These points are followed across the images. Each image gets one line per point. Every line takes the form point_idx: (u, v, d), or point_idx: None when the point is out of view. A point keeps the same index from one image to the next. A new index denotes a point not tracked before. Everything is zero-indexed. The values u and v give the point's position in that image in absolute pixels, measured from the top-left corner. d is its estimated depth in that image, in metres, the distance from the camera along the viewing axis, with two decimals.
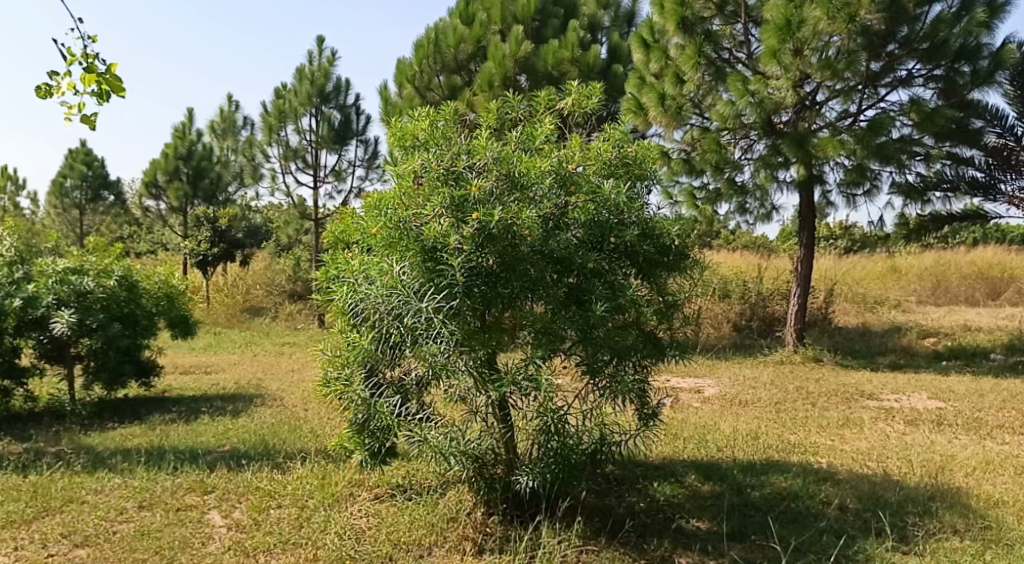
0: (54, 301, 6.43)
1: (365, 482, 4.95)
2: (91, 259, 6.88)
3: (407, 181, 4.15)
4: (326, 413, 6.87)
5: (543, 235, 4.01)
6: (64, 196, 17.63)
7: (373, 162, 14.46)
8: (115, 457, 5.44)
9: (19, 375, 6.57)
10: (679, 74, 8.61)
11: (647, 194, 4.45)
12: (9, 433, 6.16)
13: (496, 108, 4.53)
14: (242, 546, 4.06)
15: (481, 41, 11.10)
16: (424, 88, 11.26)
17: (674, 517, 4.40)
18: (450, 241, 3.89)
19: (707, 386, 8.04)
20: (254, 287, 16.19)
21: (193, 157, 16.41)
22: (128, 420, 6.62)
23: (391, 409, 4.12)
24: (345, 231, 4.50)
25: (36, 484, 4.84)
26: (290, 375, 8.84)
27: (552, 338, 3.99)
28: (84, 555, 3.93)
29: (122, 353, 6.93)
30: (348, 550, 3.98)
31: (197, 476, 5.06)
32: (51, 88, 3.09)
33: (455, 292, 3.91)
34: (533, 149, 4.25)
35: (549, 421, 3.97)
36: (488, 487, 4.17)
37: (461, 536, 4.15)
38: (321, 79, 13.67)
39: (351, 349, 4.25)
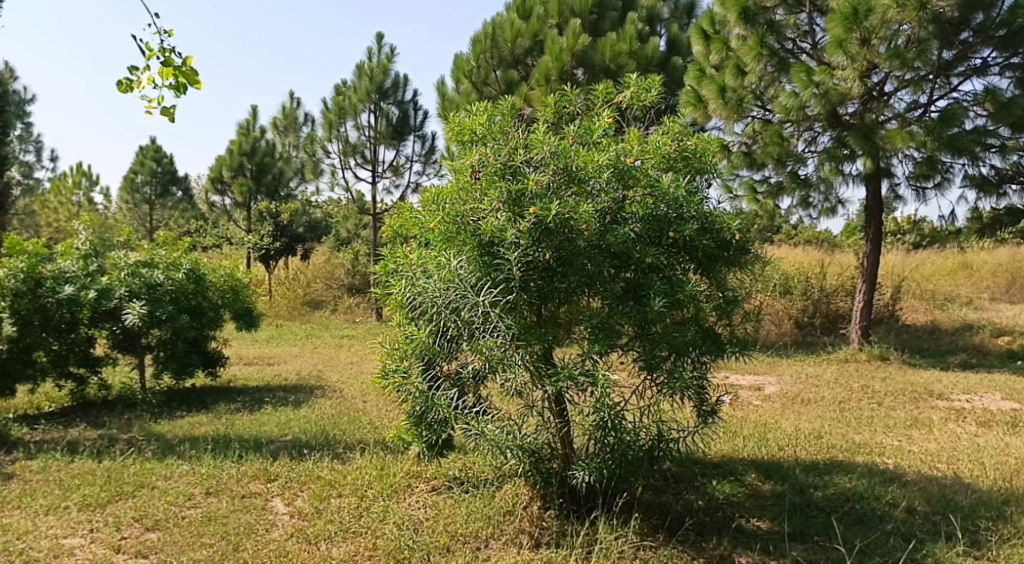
0: (126, 293, 6.68)
1: (423, 474, 5.01)
2: (161, 253, 7.11)
3: (465, 176, 4.19)
4: (385, 405, 6.98)
5: (600, 230, 3.98)
6: (136, 192, 18.29)
7: (430, 157, 14.58)
8: (183, 444, 5.63)
9: (94, 364, 6.85)
10: (740, 66, 8.44)
11: (707, 187, 4.38)
12: (84, 420, 6.43)
13: (553, 102, 4.53)
14: (304, 533, 4.16)
15: (537, 35, 11.07)
16: (481, 83, 11.30)
17: (733, 516, 4.33)
18: (507, 235, 3.92)
19: (768, 383, 7.90)
20: (314, 280, 16.53)
21: (257, 153, 16.83)
22: (195, 409, 6.83)
23: (448, 402, 4.15)
24: (403, 225, 4.53)
25: (110, 469, 5.03)
26: (350, 367, 9.00)
27: (609, 334, 3.94)
28: (154, 538, 4.07)
29: (190, 344, 7.16)
30: (406, 540, 4.03)
31: (261, 464, 5.20)
32: (131, 83, 3.20)
33: (512, 286, 3.93)
34: (591, 143, 4.23)
35: (606, 417, 3.92)
36: (544, 481, 4.20)
37: (517, 529, 4.20)
38: (380, 76, 13.82)
39: (409, 342, 4.30)
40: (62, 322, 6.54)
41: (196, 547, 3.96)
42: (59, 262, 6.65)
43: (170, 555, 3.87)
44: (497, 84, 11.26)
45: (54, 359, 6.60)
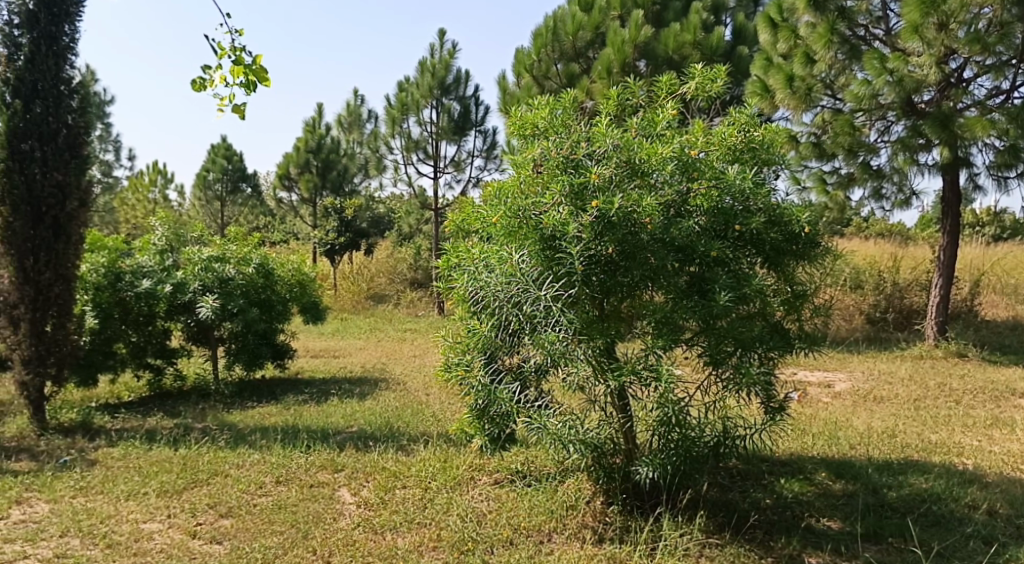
0: (201, 287, 6.92)
1: (486, 466, 5.05)
2: (232, 248, 7.32)
3: (527, 169, 4.18)
4: (447, 398, 7.04)
5: (663, 223, 3.93)
6: (208, 189, 18.90)
7: (491, 152, 14.64)
8: (255, 434, 5.79)
9: (170, 355, 7.12)
10: (809, 54, 8.17)
11: (774, 179, 4.30)
12: (161, 409, 6.68)
13: (616, 95, 4.47)
14: (370, 523, 4.24)
15: (599, 28, 10.98)
16: (542, 77, 11.30)
17: (803, 515, 4.25)
18: (569, 229, 3.89)
19: (838, 380, 7.69)
20: (378, 275, 16.78)
21: (322, 150, 17.17)
22: (266, 400, 7.02)
23: (511, 396, 4.18)
24: (465, 219, 4.55)
25: (185, 457, 5.22)
26: (413, 361, 9.11)
27: (673, 328, 3.90)
28: (228, 525, 4.21)
29: (260, 336, 7.36)
30: (470, 532, 4.08)
31: (328, 454, 5.32)
32: (205, 82, 3.29)
33: (574, 280, 3.93)
34: (654, 135, 4.18)
35: (670, 412, 3.87)
36: (607, 476, 4.18)
37: (580, 524, 4.20)
38: (441, 72, 13.91)
39: (471, 336, 4.33)
40: (140, 315, 6.82)
41: (268, 534, 4.08)
42: (137, 257, 6.94)
43: (243, 541, 3.99)
44: (558, 77, 11.23)
45: (133, 351, 6.88)
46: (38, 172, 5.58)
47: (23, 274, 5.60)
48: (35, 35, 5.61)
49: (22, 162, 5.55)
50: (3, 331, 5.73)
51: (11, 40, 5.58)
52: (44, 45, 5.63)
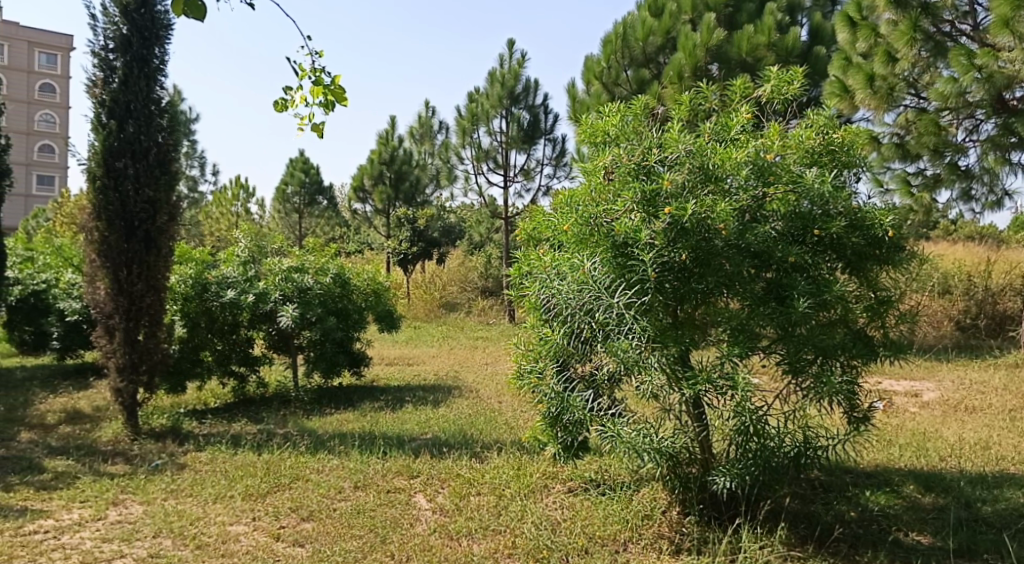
0: (281, 297, 7.16)
1: (559, 474, 5.05)
2: (310, 258, 7.54)
3: (598, 177, 4.17)
4: (519, 406, 7.07)
5: (738, 229, 3.88)
6: (286, 202, 19.52)
7: (561, 159, 14.66)
8: (333, 440, 5.94)
9: (253, 363, 7.36)
10: (890, 53, 7.83)
11: (855, 182, 4.19)
12: (245, 415, 6.92)
13: (688, 100, 4.44)
14: (446, 529, 4.29)
15: (670, 32, 10.87)
16: (611, 84, 11.23)
17: (890, 529, 4.09)
18: (642, 236, 3.85)
19: (926, 389, 7.38)
20: (450, 284, 16.98)
21: (395, 161, 17.50)
22: (343, 406, 7.19)
23: (584, 403, 4.17)
24: (537, 228, 4.57)
25: (269, 461, 5.40)
26: (486, 368, 9.18)
27: (749, 336, 3.83)
28: (309, 528, 4.32)
29: (337, 344, 7.55)
30: (545, 540, 4.08)
31: (404, 460, 5.42)
32: (286, 102, 3.40)
33: (647, 288, 3.88)
34: (727, 140, 4.13)
35: (747, 421, 3.81)
36: (683, 487, 4.10)
37: (656, 534, 4.15)
38: (511, 81, 14.04)
39: (544, 343, 4.32)
40: (225, 324, 7.09)
41: (347, 538, 4.17)
42: (222, 269, 7.22)
43: (324, 545, 4.09)
44: (627, 83, 11.15)
45: (218, 358, 7.16)
46: (131, 188, 5.87)
47: (117, 286, 5.90)
48: (128, 58, 5.92)
49: (116, 180, 5.85)
50: (99, 339, 6.05)
51: (107, 63, 5.90)
52: (136, 68, 5.93)
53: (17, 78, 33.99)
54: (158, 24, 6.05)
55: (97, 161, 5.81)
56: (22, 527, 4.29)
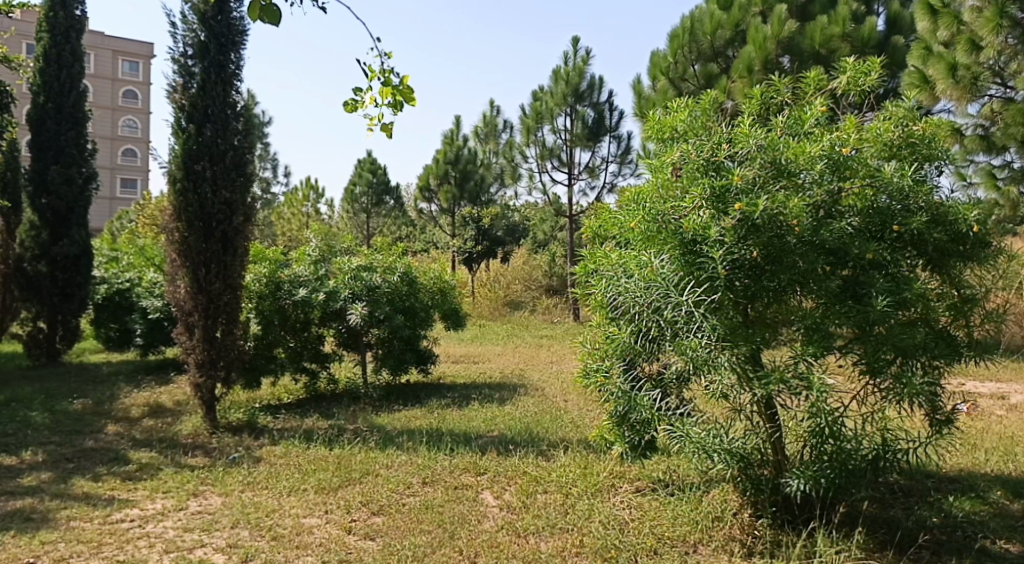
0: (350, 295, 7.27)
1: (626, 474, 5.01)
2: (378, 258, 7.67)
3: (666, 173, 4.12)
4: (586, 405, 7.05)
5: (813, 225, 3.77)
6: (355, 202, 19.89)
7: (626, 156, 14.56)
8: (402, 436, 6.03)
9: (324, 360, 7.53)
10: (974, 40, 7.40)
11: (937, 176, 4.03)
12: (317, 410, 7.09)
13: (759, 93, 4.32)
14: (513, 526, 4.31)
15: (739, 25, 10.66)
16: (677, 79, 11.08)
17: (976, 536, 3.93)
18: (711, 233, 3.78)
19: (1014, 392, 7.06)
20: (514, 282, 17.05)
21: (460, 162, 17.61)
22: (411, 403, 7.29)
23: (652, 403, 4.11)
24: (603, 226, 4.53)
25: (340, 456, 5.52)
26: (551, 367, 9.17)
27: (824, 335, 3.72)
28: (380, 523, 4.39)
29: (405, 342, 7.67)
30: (613, 540, 4.05)
31: (471, 457, 5.47)
32: (356, 103, 3.43)
33: (717, 285, 3.81)
34: (801, 134, 4.01)
35: (823, 423, 3.70)
36: (754, 489, 4.01)
37: (728, 536, 4.07)
38: (575, 79, 13.99)
39: (610, 341, 4.27)
40: (297, 322, 7.27)
41: (417, 532, 4.23)
42: (294, 268, 7.41)
43: (394, 539, 4.15)
44: (695, 79, 11.00)
45: (291, 355, 7.36)
46: (208, 190, 6.07)
47: (196, 285, 6.09)
48: (206, 64, 6.14)
49: (195, 182, 6.05)
50: (180, 336, 6.25)
51: (186, 69, 6.12)
52: (213, 74, 6.15)
53: (102, 86, 35.52)
54: (234, 31, 6.29)
55: (177, 164, 6.03)
56: (111, 515, 4.49)
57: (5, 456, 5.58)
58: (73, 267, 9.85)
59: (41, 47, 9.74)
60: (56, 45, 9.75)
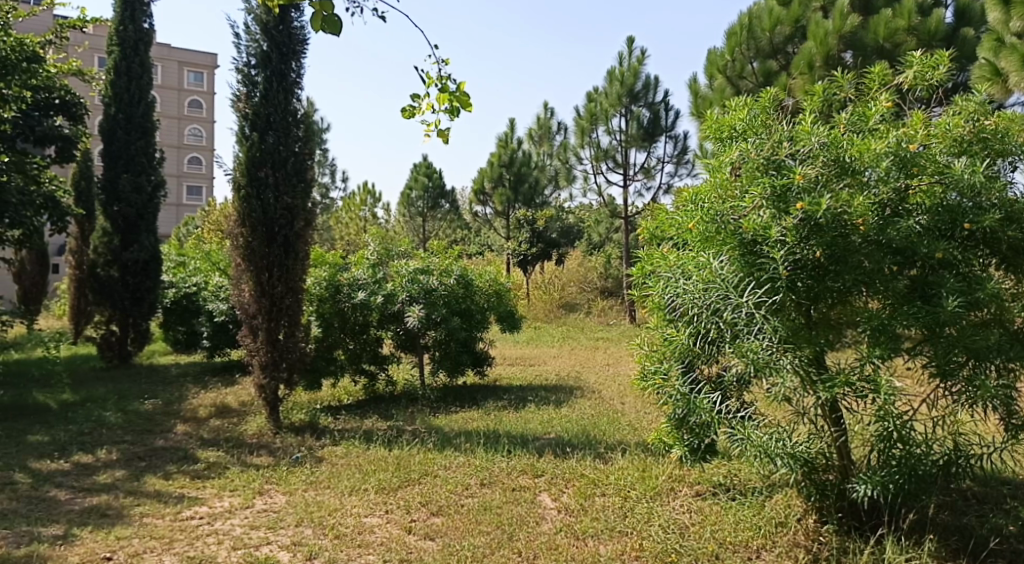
0: (408, 298, 7.38)
1: (686, 478, 4.95)
2: (435, 260, 7.77)
3: (724, 173, 4.06)
4: (642, 407, 7.00)
5: (878, 224, 3.68)
6: (411, 206, 20.12)
7: (682, 156, 14.40)
8: (459, 438, 6.08)
9: (382, 362, 7.63)
10: None
11: (1011, 171, 3.89)
12: (376, 411, 7.20)
13: (821, 90, 4.21)
14: (572, 528, 4.30)
15: (799, 21, 10.44)
16: (736, 77, 10.93)
17: None
18: (771, 233, 3.71)
19: None
20: (568, 284, 17.06)
21: (515, 164, 17.65)
22: (467, 405, 7.35)
23: (711, 405, 4.03)
24: (659, 226, 4.49)
25: (399, 457, 5.59)
26: (607, 369, 9.12)
27: (891, 336, 3.63)
28: (438, 523, 4.44)
29: (461, 344, 7.72)
30: (673, 544, 4.01)
31: (528, 459, 5.49)
32: (413, 110, 3.46)
33: (778, 287, 3.74)
34: (866, 131, 3.92)
35: (891, 426, 3.61)
36: (820, 494, 3.93)
37: (792, 542, 4.00)
38: (630, 79, 13.91)
39: (668, 343, 4.21)
40: (356, 324, 7.40)
41: (475, 533, 4.26)
42: (353, 271, 7.54)
43: (453, 539, 4.18)
44: (753, 76, 10.81)
45: (351, 357, 7.49)
46: (271, 196, 6.23)
47: (259, 288, 6.25)
48: (268, 73, 6.30)
49: (258, 188, 6.22)
50: (245, 338, 6.41)
51: (249, 79, 6.29)
52: (276, 82, 6.31)
53: (169, 97, 36.66)
54: (295, 40, 6.45)
55: (241, 171, 6.21)
56: (181, 512, 4.64)
57: (82, 454, 5.81)
58: (143, 272, 10.18)
59: (110, 61, 10.12)
60: (125, 58, 10.12)
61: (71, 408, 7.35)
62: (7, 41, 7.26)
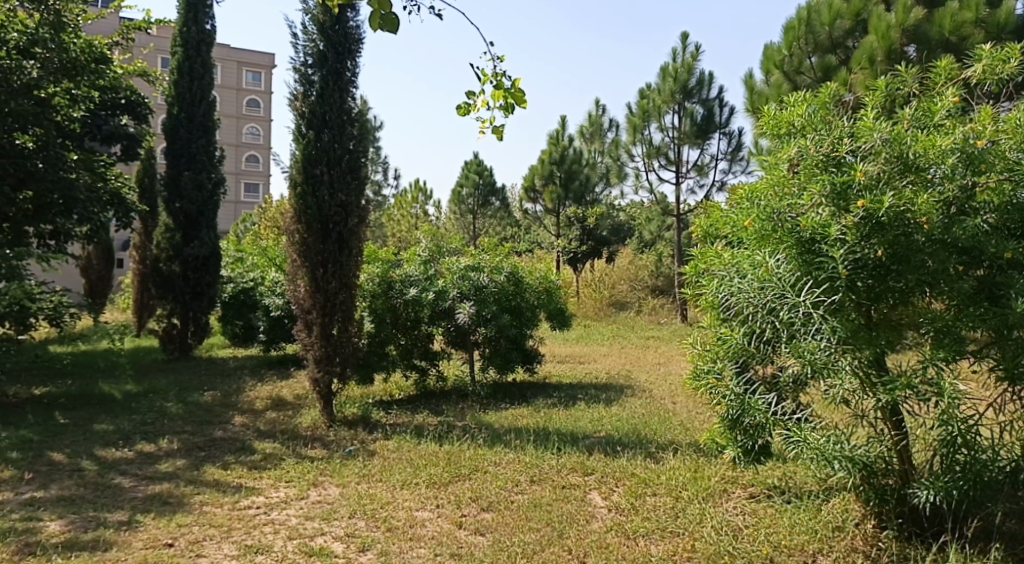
0: (458, 294, 7.41)
1: (739, 479, 4.88)
2: (485, 258, 7.81)
3: (782, 170, 3.97)
4: (694, 407, 6.92)
5: (944, 222, 3.56)
6: (462, 203, 20.25)
7: (736, 154, 14.19)
8: (510, 434, 6.10)
9: (433, 358, 7.70)
10: None
11: None
12: (427, 407, 7.26)
13: (884, 85, 4.10)
14: (623, 528, 4.28)
15: (860, 14, 10.18)
16: (793, 73, 10.71)
17: None
18: (831, 231, 3.62)
19: None
20: (619, 282, 16.96)
21: (566, 161, 17.46)
22: (517, 402, 7.36)
23: (766, 407, 3.91)
24: (713, 225, 4.41)
25: (450, 452, 5.64)
26: (658, 368, 9.04)
27: (956, 339, 3.54)
28: (489, 518, 4.46)
29: (511, 341, 7.75)
30: (727, 546, 3.95)
31: (578, 457, 5.47)
32: (469, 107, 3.48)
33: (837, 286, 3.64)
34: (931, 126, 3.80)
35: (955, 431, 3.53)
36: (879, 499, 3.85)
37: (850, 547, 3.91)
38: (684, 75, 13.74)
39: (722, 343, 4.12)
40: (408, 320, 7.46)
41: (526, 530, 4.26)
42: (405, 268, 7.60)
43: (503, 535, 4.20)
44: (812, 71, 10.58)
45: (402, 353, 7.56)
46: (326, 193, 6.33)
47: (314, 284, 6.35)
48: (325, 73, 6.40)
49: (314, 185, 6.32)
50: (300, 332, 6.53)
51: (306, 78, 6.41)
52: (332, 81, 6.41)
53: (228, 96, 37.53)
54: (351, 39, 6.54)
55: (298, 169, 6.33)
56: (239, 502, 4.75)
57: (145, 443, 5.99)
58: (202, 268, 10.44)
59: (174, 61, 10.41)
60: (188, 58, 10.40)
61: (134, 398, 7.59)
62: (78, 42, 7.54)
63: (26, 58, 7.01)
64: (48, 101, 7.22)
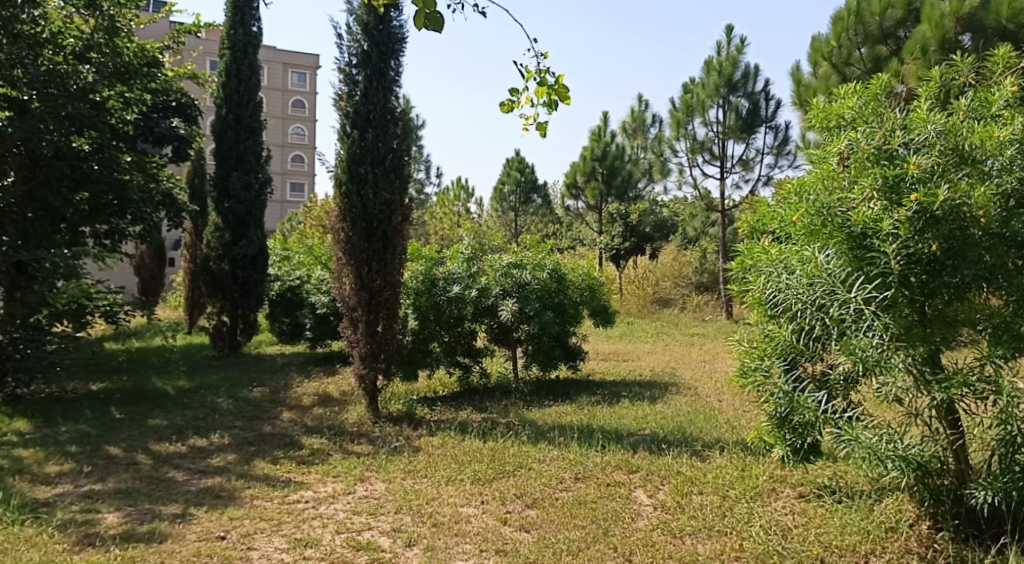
0: (501, 291, 7.43)
1: (788, 479, 4.82)
2: (528, 255, 7.83)
3: (831, 164, 3.89)
4: (741, 405, 6.82)
5: (1001, 216, 3.47)
6: (504, 200, 20.29)
7: (783, 148, 13.95)
8: (553, 431, 6.09)
9: (476, 354, 7.75)
10: None
11: None
12: (471, 403, 7.30)
13: (938, 75, 3.98)
14: (669, 526, 4.24)
15: (912, 3, 9.92)
16: (842, 64, 10.47)
17: None
18: (883, 225, 3.51)
19: None
20: (663, 279, 16.80)
21: (608, 157, 17.39)
22: (560, 399, 7.35)
23: (816, 404, 3.82)
24: (760, 220, 4.33)
25: (494, 449, 5.66)
26: (703, 366, 8.95)
27: (1016, 336, 3.45)
28: (534, 515, 4.46)
29: (554, 338, 7.75)
30: (775, 546, 3.89)
31: (623, 455, 5.44)
32: (512, 103, 3.50)
33: (890, 282, 3.52)
34: (987, 117, 3.70)
35: (1015, 431, 3.46)
36: (935, 499, 3.75)
37: (904, 547, 3.83)
38: (729, 69, 13.60)
39: (770, 340, 4.03)
40: (451, 317, 7.51)
41: (571, 527, 4.25)
42: (448, 265, 7.64)
43: (548, 532, 4.20)
44: (862, 63, 10.33)
45: (446, 349, 7.61)
46: (371, 192, 6.39)
47: (359, 282, 6.43)
48: (369, 72, 6.47)
49: (359, 185, 6.39)
50: (346, 330, 6.61)
51: (351, 78, 6.49)
52: (375, 81, 6.48)
53: (274, 97, 38.16)
54: (394, 39, 6.59)
55: (343, 168, 6.41)
56: (288, 496, 4.84)
57: (197, 438, 6.13)
58: (251, 266, 10.63)
59: (222, 63, 10.64)
60: (235, 60, 10.61)
61: (186, 394, 7.77)
62: (130, 47, 7.76)
63: (82, 62, 7.24)
64: (103, 105, 7.44)
